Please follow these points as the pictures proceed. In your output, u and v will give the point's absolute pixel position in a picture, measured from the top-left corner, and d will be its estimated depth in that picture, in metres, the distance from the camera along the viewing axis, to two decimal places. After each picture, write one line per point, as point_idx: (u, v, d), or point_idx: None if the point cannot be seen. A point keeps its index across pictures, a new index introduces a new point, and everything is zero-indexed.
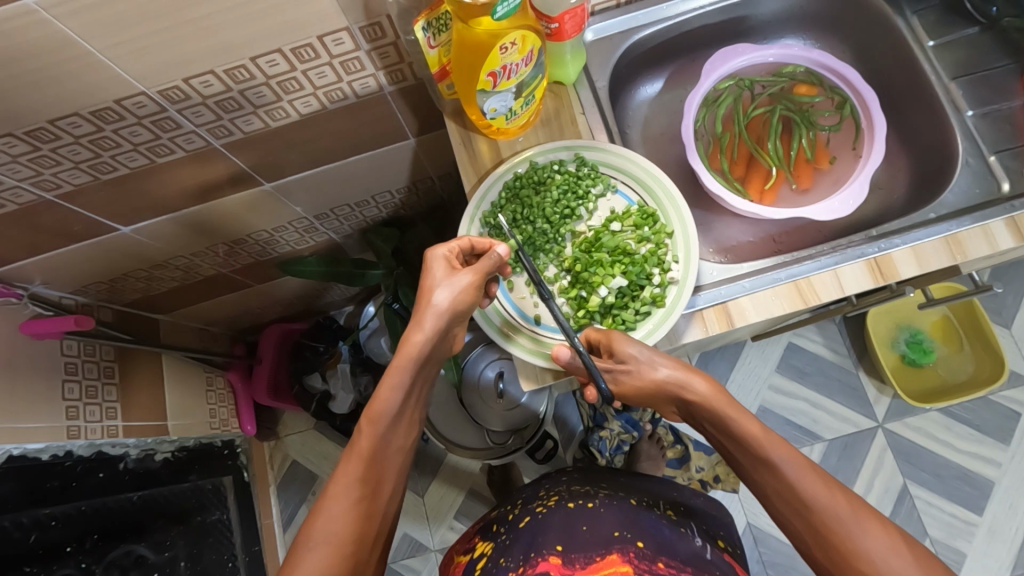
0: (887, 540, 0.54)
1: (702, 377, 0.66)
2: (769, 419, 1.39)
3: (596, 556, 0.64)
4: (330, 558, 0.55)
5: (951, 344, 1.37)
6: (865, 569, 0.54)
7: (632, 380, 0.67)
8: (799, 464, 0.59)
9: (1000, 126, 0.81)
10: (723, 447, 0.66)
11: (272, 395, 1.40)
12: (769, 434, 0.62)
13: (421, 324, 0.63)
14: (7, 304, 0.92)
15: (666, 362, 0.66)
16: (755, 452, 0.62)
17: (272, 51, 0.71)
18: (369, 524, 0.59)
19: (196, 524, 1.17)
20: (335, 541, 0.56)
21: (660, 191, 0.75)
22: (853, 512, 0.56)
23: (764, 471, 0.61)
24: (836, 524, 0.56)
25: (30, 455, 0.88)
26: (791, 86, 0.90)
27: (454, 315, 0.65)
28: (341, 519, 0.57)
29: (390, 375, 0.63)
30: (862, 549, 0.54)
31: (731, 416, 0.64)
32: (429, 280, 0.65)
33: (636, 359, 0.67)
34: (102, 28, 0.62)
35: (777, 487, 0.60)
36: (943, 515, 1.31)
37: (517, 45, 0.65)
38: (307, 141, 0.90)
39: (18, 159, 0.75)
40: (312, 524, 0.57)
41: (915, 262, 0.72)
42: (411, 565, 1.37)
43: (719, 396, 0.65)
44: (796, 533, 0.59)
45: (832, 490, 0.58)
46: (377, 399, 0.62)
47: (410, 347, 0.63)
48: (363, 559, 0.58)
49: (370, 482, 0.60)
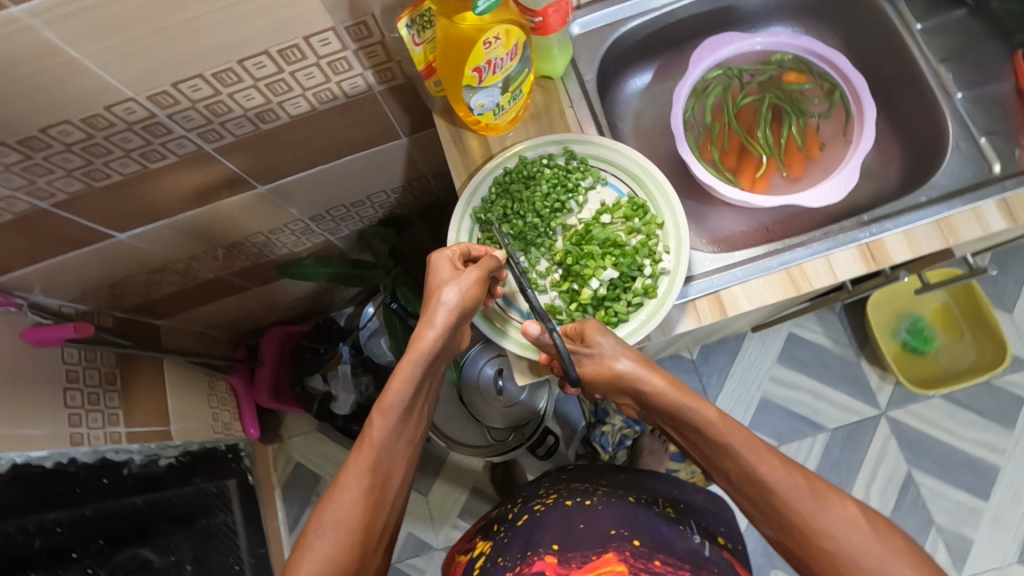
0: (845, 513, 0.57)
1: (660, 373, 0.67)
2: (771, 411, 1.39)
3: (592, 555, 0.65)
4: (341, 545, 0.55)
5: (952, 331, 1.37)
6: (828, 545, 0.56)
7: (593, 366, 0.69)
8: (756, 448, 0.61)
9: (990, 108, 0.81)
10: (682, 433, 0.68)
11: (273, 397, 1.42)
12: (726, 420, 0.64)
13: (433, 320, 0.64)
14: (6, 313, 0.92)
15: (627, 354, 0.68)
16: (712, 439, 0.64)
17: (259, 54, 0.72)
18: (377, 514, 0.59)
19: (200, 526, 1.17)
20: (346, 528, 0.56)
21: (649, 182, 0.75)
22: (811, 488, 0.58)
23: (723, 456, 0.63)
24: (797, 505, 0.58)
25: (33, 462, 0.89)
26: (780, 74, 0.90)
27: (463, 313, 0.66)
28: (352, 507, 0.57)
29: (402, 369, 0.62)
30: (822, 525, 0.57)
31: (689, 407, 0.65)
32: (436, 280, 0.66)
33: (602, 347, 0.69)
34: (88, 34, 0.62)
35: (738, 471, 0.62)
36: (948, 502, 1.31)
37: (501, 39, 0.65)
38: (299, 143, 0.90)
39: (11, 167, 0.75)
40: (323, 512, 0.57)
41: (907, 246, 0.72)
42: (417, 565, 1.37)
43: (675, 389, 0.66)
44: (759, 514, 0.62)
45: (791, 470, 0.60)
46: (388, 390, 0.62)
47: (423, 342, 0.63)
48: (370, 548, 0.58)
49: (379, 473, 0.60)
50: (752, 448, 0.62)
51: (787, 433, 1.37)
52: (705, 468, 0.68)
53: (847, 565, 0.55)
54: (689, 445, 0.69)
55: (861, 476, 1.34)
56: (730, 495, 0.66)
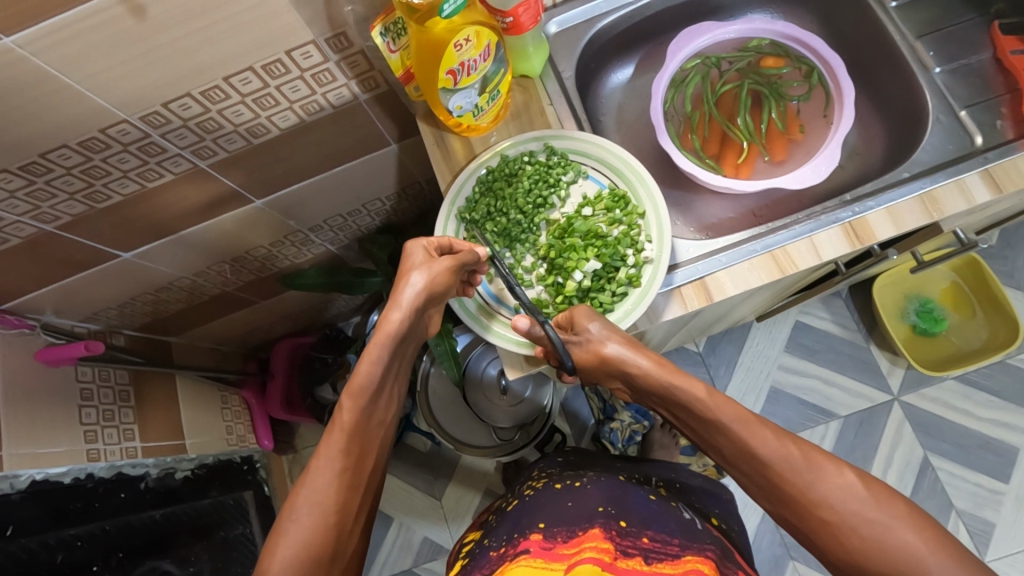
0: (842, 481, 0.57)
1: (647, 354, 0.68)
2: (781, 400, 1.38)
3: (577, 530, 0.64)
4: (315, 526, 0.58)
5: (962, 311, 1.34)
6: (825, 515, 0.56)
7: (582, 353, 0.70)
8: (747, 422, 0.62)
9: (969, 80, 0.81)
10: (672, 412, 0.68)
11: (285, 408, 1.43)
12: (715, 396, 0.64)
13: (399, 303, 0.66)
14: (20, 336, 0.95)
15: (614, 337, 0.68)
16: (703, 415, 0.64)
17: (244, 70, 0.74)
18: (351, 496, 0.61)
19: (219, 538, 1.17)
20: (319, 511, 0.58)
21: (629, 172, 0.77)
22: (805, 459, 0.59)
23: (715, 432, 0.64)
24: (792, 474, 0.58)
25: (52, 479, 0.92)
26: (758, 60, 0.91)
27: (431, 296, 0.67)
28: (324, 491, 0.59)
29: (369, 352, 0.64)
30: (819, 494, 0.57)
31: (679, 385, 0.66)
32: (407, 264, 0.69)
33: (589, 333, 0.69)
34: (78, 60, 0.65)
35: (732, 447, 0.63)
36: (967, 486, 1.28)
37: (472, 41, 0.67)
38: (292, 155, 0.93)
39: (15, 193, 0.78)
40: (297, 495, 0.59)
41: (891, 223, 0.72)
42: (435, 569, 1.38)
43: (663, 368, 0.67)
44: (757, 488, 0.62)
45: (783, 440, 0.60)
46: (357, 374, 0.64)
47: (389, 325, 0.65)
48: (346, 530, 0.60)
49: (351, 455, 0.62)
50: (745, 422, 0.62)
51: (799, 422, 1.36)
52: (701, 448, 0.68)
53: (847, 533, 0.55)
54: (683, 426, 0.69)
55: (877, 461, 1.32)
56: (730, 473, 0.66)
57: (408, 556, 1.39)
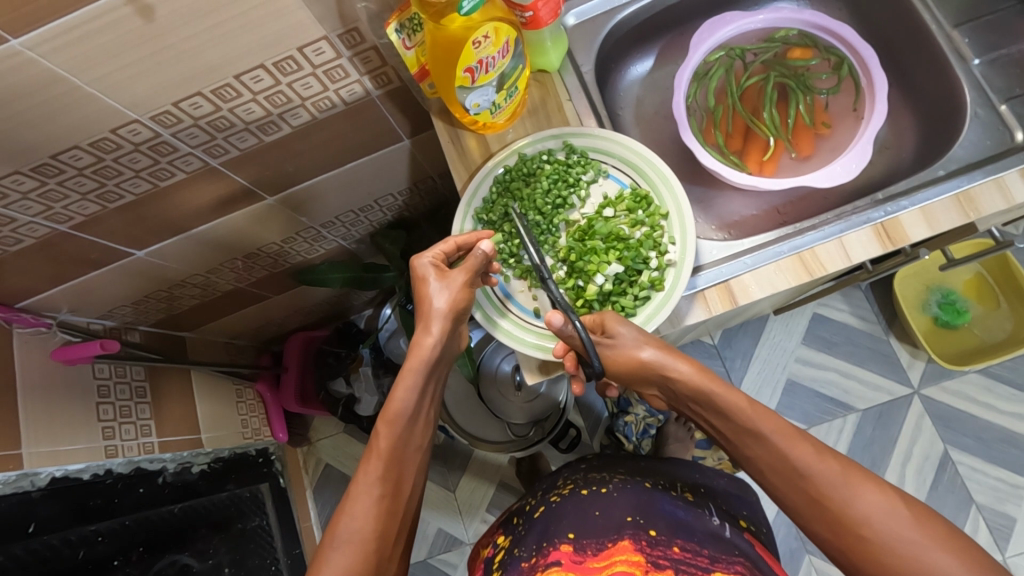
0: (878, 500, 0.56)
1: (686, 359, 0.66)
2: (799, 394, 1.36)
3: (607, 542, 0.67)
4: (356, 555, 0.58)
5: (986, 303, 1.32)
6: (865, 533, 0.56)
7: (613, 355, 0.69)
8: (787, 434, 0.61)
9: (1010, 71, 0.77)
10: (708, 419, 0.67)
11: (300, 402, 1.42)
12: (755, 406, 0.63)
13: (429, 328, 0.66)
14: (36, 335, 0.93)
15: (650, 343, 0.67)
16: (741, 425, 0.63)
17: (255, 68, 0.72)
18: (390, 521, 0.61)
19: (236, 531, 1.18)
20: (359, 539, 0.58)
21: (651, 172, 0.75)
22: (844, 475, 0.58)
23: (752, 442, 0.63)
24: (832, 490, 0.57)
25: (72, 475, 0.91)
26: (785, 51, 0.89)
27: (456, 314, 0.68)
28: (362, 517, 0.59)
29: (403, 378, 0.65)
30: (859, 512, 0.56)
31: (718, 393, 0.64)
32: (424, 287, 0.68)
33: (624, 338, 0.68)
34: (87, 62, 0.63)
35: (769, 459, 0.62)
36: (988, 480, 1.27)
37: (490, 37, 0.65)
38: (306, 152, 0.91)
39: (27, 195, 0.77)
40: (337, 522, 0.59)
41: (925, 224, 0.70)
42: (449, 560, 1.38)
43: (702, 375, 0.65)
44: (792, 503, 0.61)
45: (823, 456, 0.59)
46: (391, 400, 0.64)
47: (421, 349, 0.66)
48: (386, 555, 0.60)
49: (389, 480, 0.62)
50: (783, 434, 0.61)
51: (816, 416, 1.34)
52: (733, 457, 0.68)
53: (885, 551, 0.55)
54: (718, 435, 0.68)
55: (896, 455, 1.30)
56: (759, 484, 0.65)
57: (423, 548, 1.40)
